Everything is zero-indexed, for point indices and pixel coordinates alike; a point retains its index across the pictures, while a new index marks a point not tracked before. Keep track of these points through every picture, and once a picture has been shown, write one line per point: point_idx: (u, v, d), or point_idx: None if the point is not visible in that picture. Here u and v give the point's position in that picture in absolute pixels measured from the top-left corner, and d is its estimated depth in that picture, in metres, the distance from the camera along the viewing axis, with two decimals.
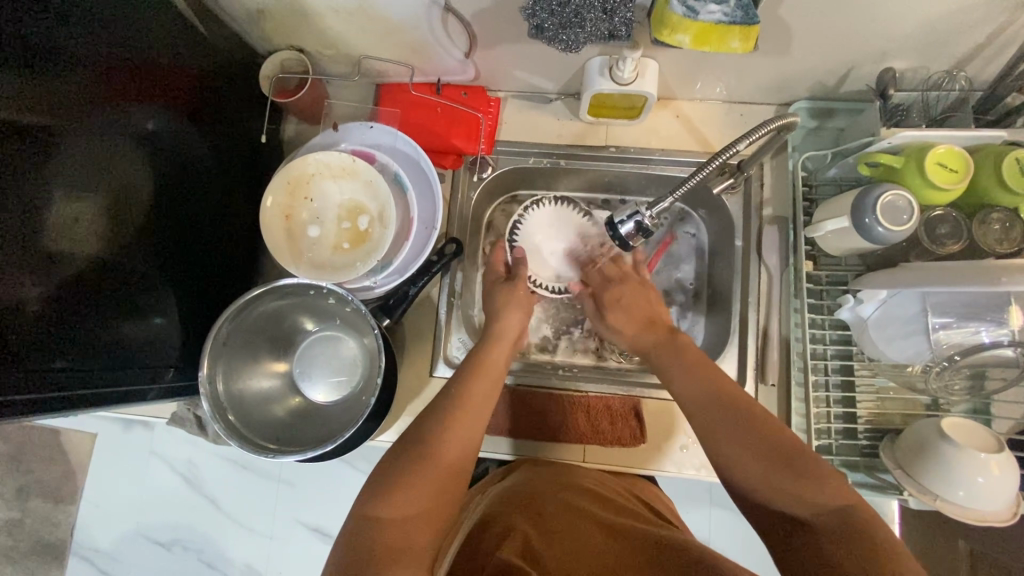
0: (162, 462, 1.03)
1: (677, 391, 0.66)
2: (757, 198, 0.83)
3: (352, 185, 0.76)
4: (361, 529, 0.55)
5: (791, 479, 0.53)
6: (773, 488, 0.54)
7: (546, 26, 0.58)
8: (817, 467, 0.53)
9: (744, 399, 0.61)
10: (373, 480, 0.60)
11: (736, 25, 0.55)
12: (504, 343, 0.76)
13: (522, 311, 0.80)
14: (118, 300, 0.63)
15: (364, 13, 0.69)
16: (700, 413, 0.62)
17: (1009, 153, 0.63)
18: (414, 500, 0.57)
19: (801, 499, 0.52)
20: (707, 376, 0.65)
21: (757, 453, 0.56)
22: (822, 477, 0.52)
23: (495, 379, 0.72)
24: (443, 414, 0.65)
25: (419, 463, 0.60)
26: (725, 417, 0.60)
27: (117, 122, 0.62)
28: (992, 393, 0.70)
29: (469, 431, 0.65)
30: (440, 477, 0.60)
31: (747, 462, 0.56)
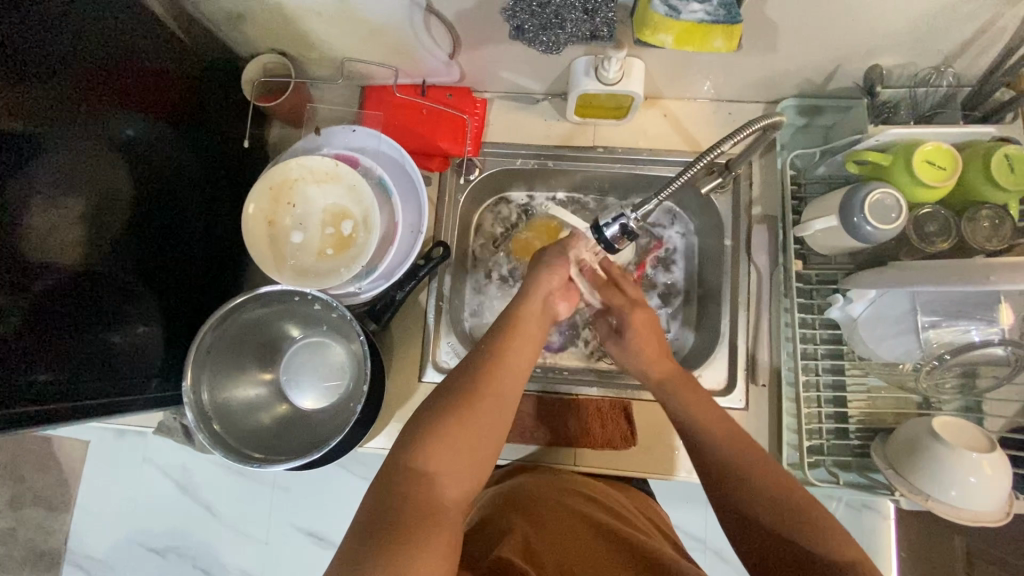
0: (154, 469, 1.03)
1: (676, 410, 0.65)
2: (746, 197, 0.83)
3: (335, 190, 0.75)
4: (393, 484, 0.54)
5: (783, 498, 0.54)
6: (762, 503, 0.54)
7: (526, 27, 0.58)
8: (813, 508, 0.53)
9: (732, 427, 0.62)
10: (409, 434, 0.58)
11: (718, 24, 0.55)
12: (536, 301, 0.71)
13: (561, 275, 0.73)
14: (101, 310, 0.63)
15: (345, 15, 0.68)
16: (701, 432, 0.61)
17: (998, 149, 0.63)
18: (447, 465, 0.56)
19: (790, 518, 0.53)
20: (697, 400, 0.65)
21: (752, 471, 0.56)
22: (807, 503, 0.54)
23: (534, 335, 0.68)
24: (479, 368, 0.63)
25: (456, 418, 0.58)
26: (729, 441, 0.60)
27: (96, 128, 0.61)
28: (983, 391, 0.69)
29: (501, 390, 0.62)
30: (476, 431, 0.58)
31: (742, 475, 0.57)
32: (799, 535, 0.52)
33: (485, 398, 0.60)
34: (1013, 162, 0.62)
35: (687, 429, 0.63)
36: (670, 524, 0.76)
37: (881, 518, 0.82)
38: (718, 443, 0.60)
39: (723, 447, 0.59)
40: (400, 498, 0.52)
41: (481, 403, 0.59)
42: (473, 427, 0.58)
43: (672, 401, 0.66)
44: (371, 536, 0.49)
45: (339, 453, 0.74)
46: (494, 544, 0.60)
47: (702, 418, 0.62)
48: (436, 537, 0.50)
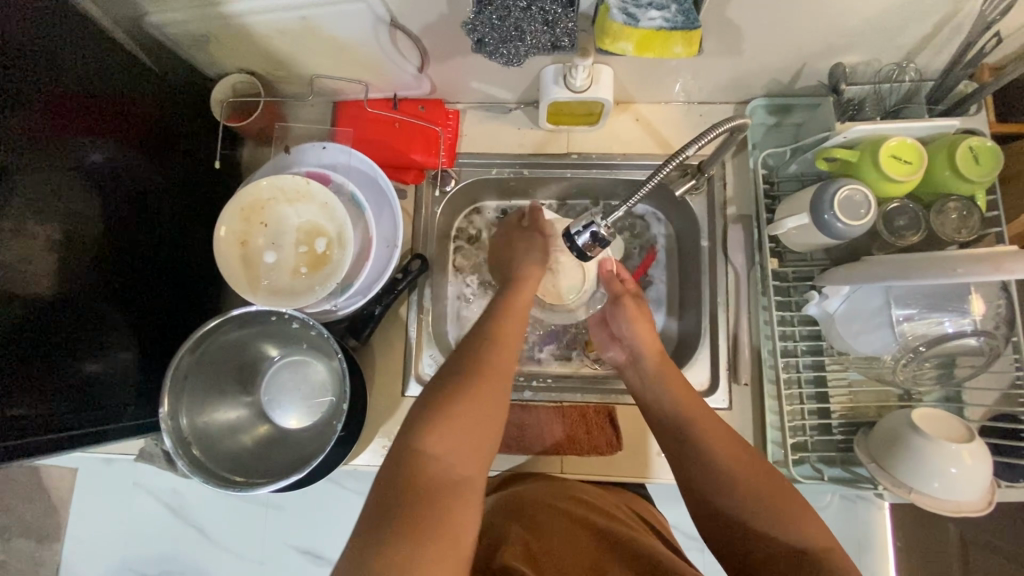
0: (143, 493, 1.01)
1: (661, 426, 0.66)
2: (720, 197, 0.83)
3: (308, 208, 0.75)
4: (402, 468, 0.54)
5: (784, 510, 0.53)
6: (765, 515, 0.54)
7: (487, 40, 0.59)
8: (789, 504, 0.54)
9: (712, 419, 0.63)
10: (412, 421, 0.58)
11: (677, 30, 0.56)
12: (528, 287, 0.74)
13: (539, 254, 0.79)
14: (74, 339, 0.62)
15: (311, 33, 0.69)
16: (681, 429, 0.63)
17: (962, 142, 0.63)
18: (449, 453, 0.55)
19: (778, 516, 0.53)
20: (683, 393, 0.67)
21: (746, 481, 0.56)
22: (804, 515, 0.53)
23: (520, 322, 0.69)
24: (477, 355, 0.63)
25: (468, 389, 0.59)
26: (709, 435, 0.61)
27: (66, 156, 0.60)
28: (962, 381, 0.69)
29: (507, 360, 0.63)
30: (490, 401, 0.59)
31: (737, 486, 0.56)
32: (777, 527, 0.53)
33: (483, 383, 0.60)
34: (977, 154, 0.63)
35: (671, 417, 0.65)
36: (666, 526, 0.75)
37: (876, 509, 0.82)
38: (702, 438, 0.61)
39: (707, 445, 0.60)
40: (415, 473, 0.53)
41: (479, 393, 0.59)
42: (486, 400, 0.59)
43: (653, 387, 0.69)
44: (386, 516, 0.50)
45: (325, 471, 0.74)
46: (494, 550, 0.59)
47: (683, 405, 0.65)
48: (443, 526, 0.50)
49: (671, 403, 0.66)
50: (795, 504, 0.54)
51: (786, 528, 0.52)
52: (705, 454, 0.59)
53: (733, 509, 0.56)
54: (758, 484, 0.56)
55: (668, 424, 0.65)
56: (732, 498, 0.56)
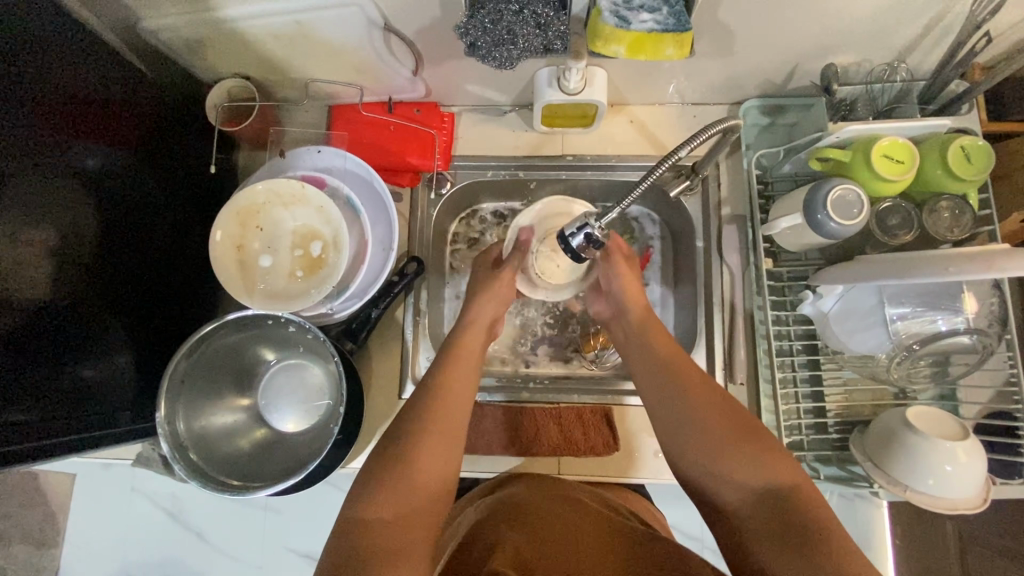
0: (142, 499, 1.01)
1: (639, 378, 0.66)
2: (715, 197, 0.83)
3: (303, 212, 0.75)
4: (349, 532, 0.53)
5: (754, 451, 0.55)
6: (736, 455, 0.55)
7: (480, 44, 0.59)
8: (763, 450, 0.55)
9: (692, 369, 0.64)
10: (358, 483, 0.57)
11: (668, 32, 0.56)
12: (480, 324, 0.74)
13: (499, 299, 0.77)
14: (70, 345, 0.62)
15: (305, 37, 0.69)
16: (662, 379, 0.64)
17: (953, 141, 0.64)
18: (397, 512, 0.55)
19: (750, 463, 0.54)
20: (664, 344, 0.68)
21: (720, 428, 0.57)
22: (774, 455, 0.54)
23: (472, 364, 0.69)
24: (426, 408, 0.62)
25: (411, 451, 0.59)
26: (686, 384, 0.62)
27: (60, 162, 0.60)
28: (957, 378, 0.70)
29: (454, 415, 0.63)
30: (432, 463, 0.59)
31: (711, 430, 0.57)
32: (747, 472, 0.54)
33: (426, 440, 0.60)
34: (969, 153, 0.64)
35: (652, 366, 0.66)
36: (664, 525, 0.76)
37: (874, 507, 0.82)
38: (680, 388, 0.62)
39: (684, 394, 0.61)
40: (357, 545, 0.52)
41: (423, 452, 0.59)
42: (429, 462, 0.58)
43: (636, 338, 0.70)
44: None
45: (323, 474, 0.74)
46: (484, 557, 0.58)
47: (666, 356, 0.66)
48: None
49: (650, 355, 0.67)
50: (765, 442, 0.55)
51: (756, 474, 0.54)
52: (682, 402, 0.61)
53: (706, 452, 0.57)
54: (730, 427, 0.57)
55: (645, 375, 0.66)
56: (706, 446, 0.57)
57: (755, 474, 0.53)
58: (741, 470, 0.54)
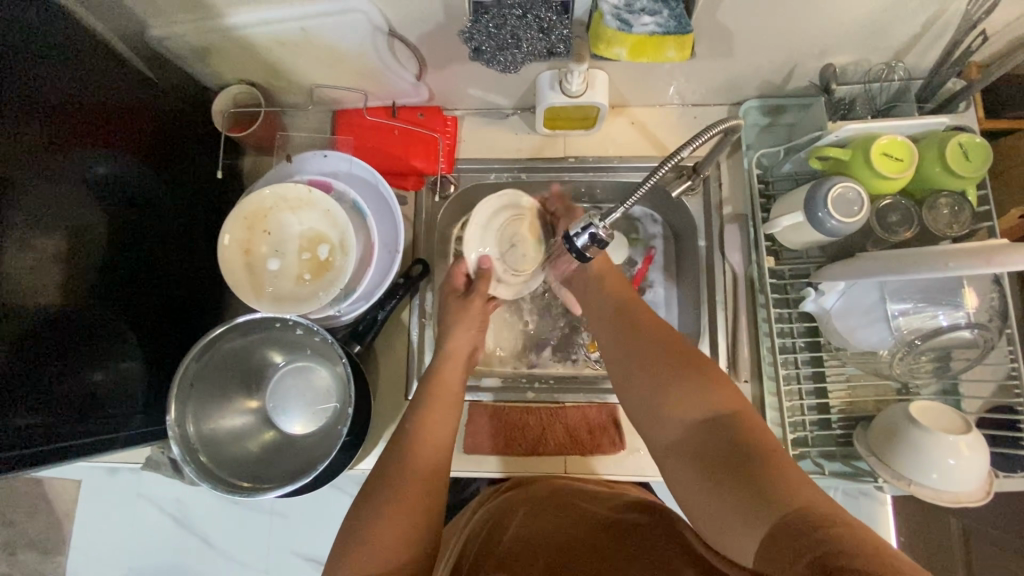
0: (148, 504, 1.01)
1: (603, 340, 0.69)
2: (716, 197, 0.84)
3: (310, 216, 0.76)
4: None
5: (700, 384, 0.56)
6: (681, 389, 0.56)
7: (484, 49, 0.60)
8: (706, 382, 0.56)
9: (652, 321, 0.67)
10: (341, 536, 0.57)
11: (670, 34, 0.57)
12: (456, 361, 0.76)
13: (471, 327, 0.80)
14: (82, 348, 0.63)
15: (310, 43, 0.70)
16: (619, 331, 0.67)
17: (952, 139, 0.65)
18: (379, 554, 0.54)
19: (691, 391, 0.55)
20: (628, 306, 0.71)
21: (667, 366, 0.59)
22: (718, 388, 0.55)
23: (450, 408, 0.71)
24: (403, 455, 0.64)
25: (393, 492, 0.59)
26: (640, 335, 0.65)
27: (70, 168, 0.61)
28: (958, 373, 0.70)
29: (431, 456, 0.65)
30: (415, 501, 0.59)
31: (661, 371, 0.59)
32: (689, 401, 0.55)
33: (406, 483, 0.60)
34: (967, 150, 0.65)
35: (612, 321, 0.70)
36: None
37: (878, 505, 0.83)
38: (634, 335, 0.65)
39: (637, 341, 0.64)
40: None
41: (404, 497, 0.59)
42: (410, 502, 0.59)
43: (603, 297, 0.73)
44: None
45: (331, 475, 0.75)
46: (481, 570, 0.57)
47: (628, 311, 0.69)
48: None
49: (615, 316, 0.70)
50: (711, 378, 0.56)
51: (697, 402, 0.54)
52: (636, 349, 0.63)
53: (655, 390, 0.58)
54: (679, 367, 0.59)
55: (610, 333, 0.69)
56: (653, 385, 0.59)
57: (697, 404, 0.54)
58: (685, 403, 0.55)
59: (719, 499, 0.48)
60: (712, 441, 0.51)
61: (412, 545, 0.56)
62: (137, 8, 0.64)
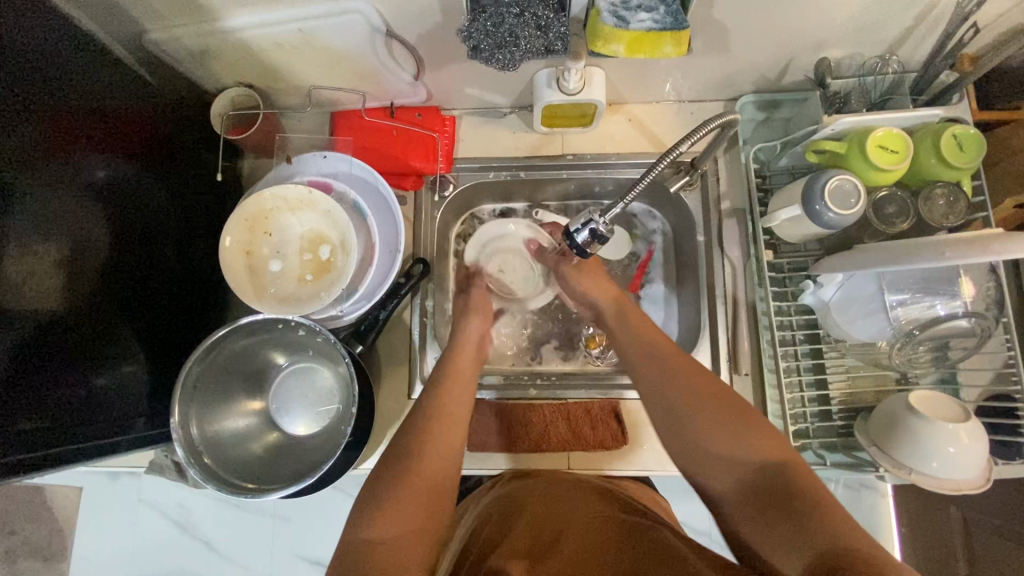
0: (151, 509, 1.01)
1: (636, 376, 0.67)
2: (714, 192, 0.85)
3: (310, 216, 0.76)
4: (350, 557, 0.54)
5: (745, 430, 0.56)
6: (728, 436, 0.56)
7: (482, 47, 0.60)
8: (751, 426, 0.56)
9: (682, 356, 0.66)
10: (359, 503, 0.58)
11: (667, 30, 0.58)
12: (470, 346, 0.77)
13: (482, 320, 0.81)
14: (84, 352, 0.63)
15: (308, 45, 0.70)
16: (649, 370, 0.66)
17: (946, 130, 0.66)
18: (397, 523, 0.56)
19: (741, 438, 0.56)
20: (659, 340, 0.69)
21: (710, 410, 0.59)
22: (763, 433, 0.56)
23: (464, 391, 0.70)
24: (417, 436, 0.63)
25: (412, 465, 0.60)
26: (674, 373, 0.63)
27: (69, 172, 0.61)
28: (956, 362, 0.71)
29: (449, 430, 0.65)
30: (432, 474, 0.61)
31: (702, 414, 0.59)
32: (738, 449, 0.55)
33: (419, 462, 0.61)
34: (961, 141, 0.65)
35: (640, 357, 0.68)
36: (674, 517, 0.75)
37: (879, 496, 0.84)
38: (666, 374, 0.64)
39: (672, 382, 0.63)
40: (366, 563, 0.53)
41: (414, 479, 0.59)
42: (428, 476, 0.60)
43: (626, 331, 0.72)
44: None
45: (335, 476, 0.75)
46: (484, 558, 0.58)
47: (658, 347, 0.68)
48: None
49: (648, 350, 0.68)
50: (753, 422, 0.57)
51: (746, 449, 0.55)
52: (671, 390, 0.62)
53: (700, 436, 0.58)
54: (721, 409, 0.58)
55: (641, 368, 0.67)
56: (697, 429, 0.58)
57: (747, 454, 0.55)
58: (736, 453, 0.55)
59: (778, 549, 0.49)
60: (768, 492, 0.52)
61: (423, 518, 0.58)
62: (135, 10, 0.64)
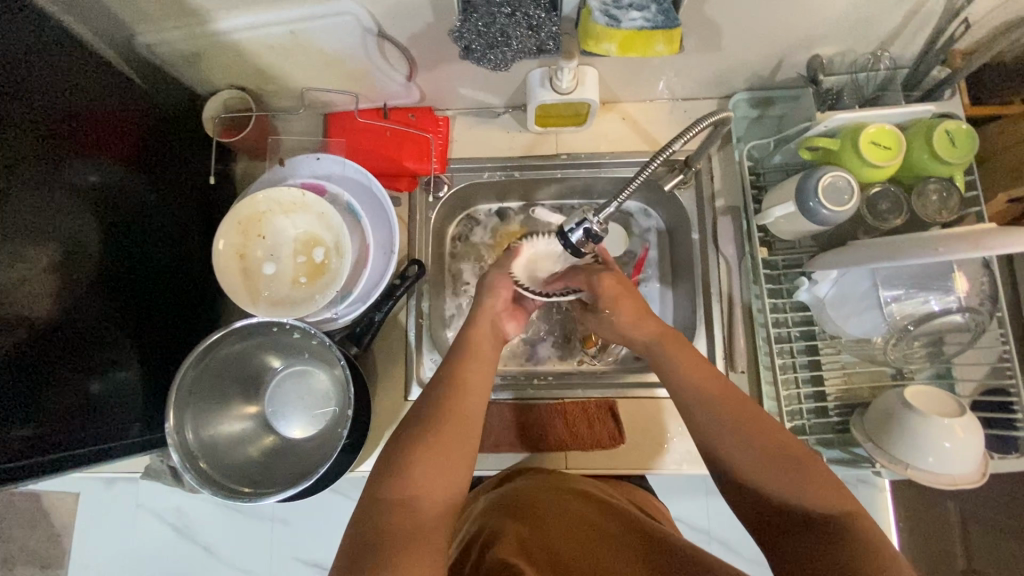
0: (148, 515, 1.00)
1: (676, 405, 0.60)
2: (708, 190, 0.85)
3: (304, 219, 0.76)
4: (366, 521, 0.53)
5: (809, 480, 0.51)
6: (791, 487, 0.51)
7: (474, 47, 0.60)
8: (807, 473, 0.51)
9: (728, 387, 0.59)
10: (383, 458, 0.58)
11: (658, 29, 0.58)
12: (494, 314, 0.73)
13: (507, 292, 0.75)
14: (77, 358, 0.63)
15: (299, 47, 0.70)
16: (691, 404, 0.59)
17: (939, 125, 0.66)
18: (423, 476, 0.55)
19: (798, 487, 0.51)
20: (696, 371, 0.60)
21: (762, 454, 0.53)
22: (828, 481, 0.51)
23: (488, 360, 0.67)
24: (439, 403, 0.61)
25: (439, 425, 0.59)
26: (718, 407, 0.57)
27: (60, 177, 0.61)
28: (951, 357, 0.71)
29: (478, 393, 0.63)
30: (459, 434, 0.59)
31: (759, 464, 0.53)
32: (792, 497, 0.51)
33: (441, 428, 0.59)
34: (954, 136, 0.66)
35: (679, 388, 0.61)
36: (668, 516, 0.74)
37: (878, 492, 0.84)
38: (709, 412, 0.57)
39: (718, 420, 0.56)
40: (386, 517, 0.52)
41: (437, 444, 0.57)
42: (454, 435, 0.59)
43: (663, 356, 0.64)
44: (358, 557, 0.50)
45: (332, 479, 0.75)
46: (490, 545, 0.58)
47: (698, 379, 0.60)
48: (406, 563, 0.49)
49: (688, 385, 0.60)
50: (817, 470, 0.51)
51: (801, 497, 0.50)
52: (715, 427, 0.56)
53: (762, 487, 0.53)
54: (781, 458, 0.52)
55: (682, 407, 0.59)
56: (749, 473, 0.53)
57: (815, 508, 0.50)
58: (804, 507, 0.50)
59: None
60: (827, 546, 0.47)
61: (448, 476, 0.57)
62: (125, 14, 0.64)
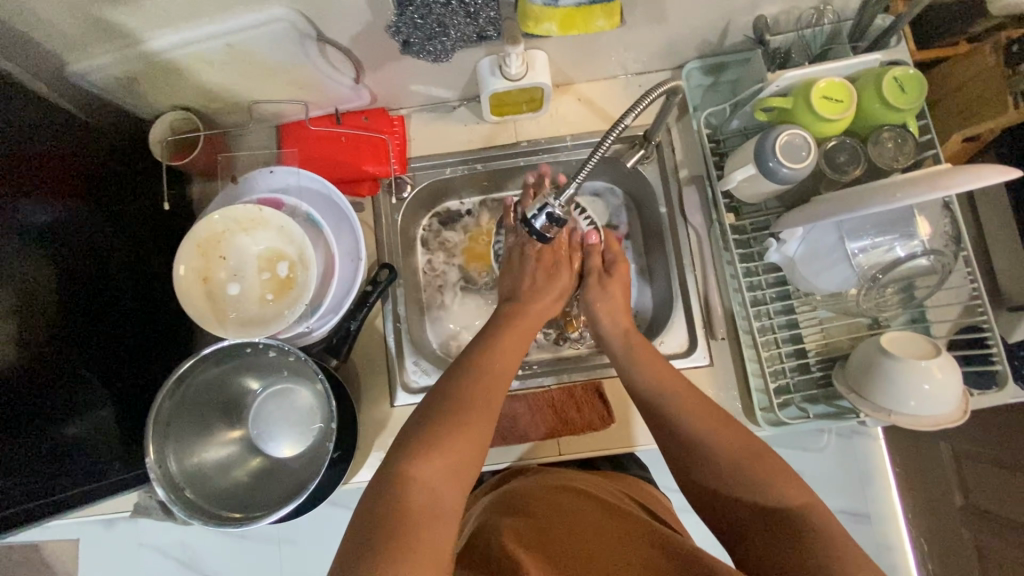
0: (149, 553, 0.98)
1: (648, 405, 0.65)
2: (670, 163, 0.85)
3: (265, 235, 0.75)
4: (378, 491, 0.53)
5: (772, 477, 0.55)
6: (755, 485, 0.55)
7: (413, 40, 0.60)
8: (771, 469, 0.56)
9: (693, 394, 0.64)
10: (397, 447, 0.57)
11: (596, 5, 0.59)
12: (541, 303, 0.77)
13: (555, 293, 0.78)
14: (47, 405, 0.61)
15: (237, 59, 0.68)
16: (657, 400, 0.65)
17: (886, 74, 0.66)
18: (428, 460, 0.55)
19: (766, 481, 0.55)
20: (659, 369, 0.68)
21: (730, 455, 0.57)
22: (787, 478, 0.55)
23: (524, 336, 0.73)
24: (462, 384, 0.62)
25: (459, 408, 0.60)
26: (691, 408, 0.62)
27: (10, 221, 0.59)
28: (923, 300, 0.73)
29: (499, 373, 0.65)
30: (481, 420, 0.59)
31: (725, 462, 0.57)
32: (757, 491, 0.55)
33: (468, 416, 0.59)
34: (902, 83, 0.66)
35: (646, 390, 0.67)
36: (668, 507, 0.73)
37: (872, 441, 0.86)
38: (682, 410, 0.62)
39: (686, 415, 0.62)
40: (394, 501, 0.52)
41: (463, 415, 0.59)
42: (475, 427, 0.59)
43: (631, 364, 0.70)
44: (365, 537, 0.49)
45: (325, 494, 0.74)
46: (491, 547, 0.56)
47: (658, 378, 0.67)
48: (421, 551, 0.49)
49: (672, 402, 0.64)
50: (778, 468, 0.56)
51: (768, 489, 0.54)
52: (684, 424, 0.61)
53: (721, 484, 0.57)
54: (755, 459, 0.57)
55: (657, 414, 0.64)
56: (716, 472, 0.57)
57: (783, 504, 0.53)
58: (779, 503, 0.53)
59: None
60: (787, 533, 0.51)
61: (466, 456, 0.57)
62: (50, 44, 0.62)
